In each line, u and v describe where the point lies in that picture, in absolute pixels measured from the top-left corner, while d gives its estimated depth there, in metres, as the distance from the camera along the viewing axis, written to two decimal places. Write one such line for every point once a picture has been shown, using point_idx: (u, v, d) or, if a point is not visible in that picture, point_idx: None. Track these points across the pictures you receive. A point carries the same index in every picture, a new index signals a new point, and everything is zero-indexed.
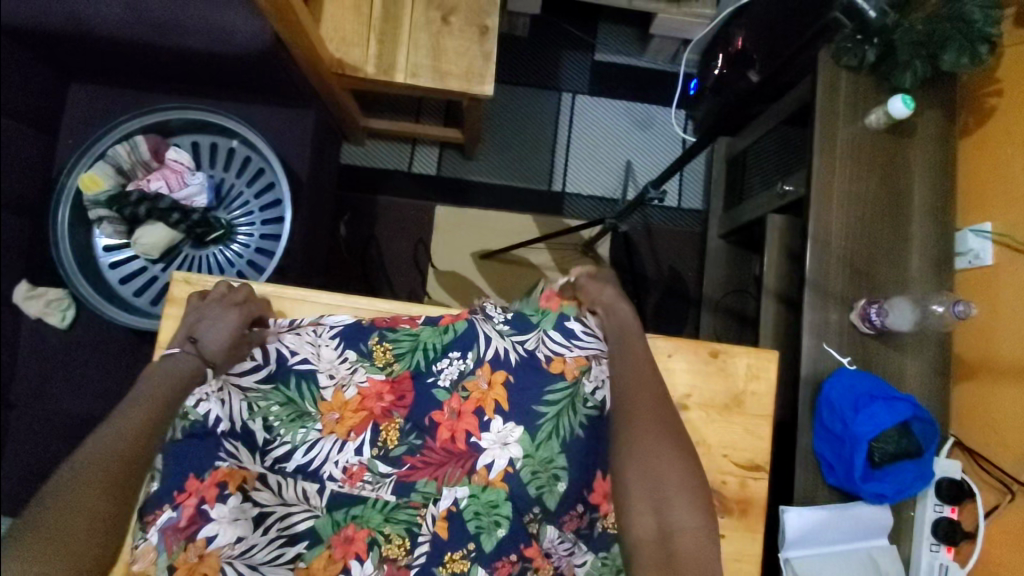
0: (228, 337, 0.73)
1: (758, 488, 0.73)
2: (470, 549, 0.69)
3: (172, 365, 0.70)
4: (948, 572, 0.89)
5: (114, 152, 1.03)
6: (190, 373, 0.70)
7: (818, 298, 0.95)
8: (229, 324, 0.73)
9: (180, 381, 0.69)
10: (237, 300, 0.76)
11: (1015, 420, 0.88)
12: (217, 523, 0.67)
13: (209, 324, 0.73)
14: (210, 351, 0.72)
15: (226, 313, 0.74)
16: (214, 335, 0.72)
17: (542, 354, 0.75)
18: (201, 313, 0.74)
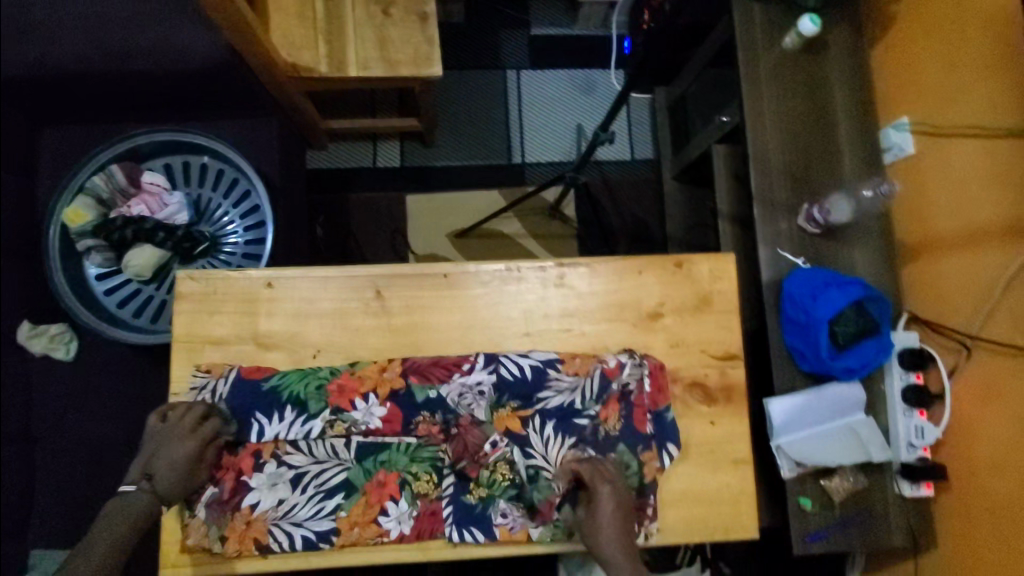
0: (180, 476, 0.70)
1: (737, 375, 0.81)
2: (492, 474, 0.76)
3: (128, 505, 0.68)
4: (925, 433, 0.97)
5: (92, 184, 1.07)
6: (148, 510, 0.69)
7: (767, 209, 1.04)
8: (180, 461, 0.69)
9: (138, 521, 0.68)
10: (187, 429, 0.70)
11: (958, 284, 0.97)
12: (258, 491, 0.73)
13: (161, 462, 0.69)
14: (162, 493, 0.69)
15: (178, 447, 0.69)
16: (165, 478, 0.69)
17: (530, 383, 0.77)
18: (153, 449, 0.70)
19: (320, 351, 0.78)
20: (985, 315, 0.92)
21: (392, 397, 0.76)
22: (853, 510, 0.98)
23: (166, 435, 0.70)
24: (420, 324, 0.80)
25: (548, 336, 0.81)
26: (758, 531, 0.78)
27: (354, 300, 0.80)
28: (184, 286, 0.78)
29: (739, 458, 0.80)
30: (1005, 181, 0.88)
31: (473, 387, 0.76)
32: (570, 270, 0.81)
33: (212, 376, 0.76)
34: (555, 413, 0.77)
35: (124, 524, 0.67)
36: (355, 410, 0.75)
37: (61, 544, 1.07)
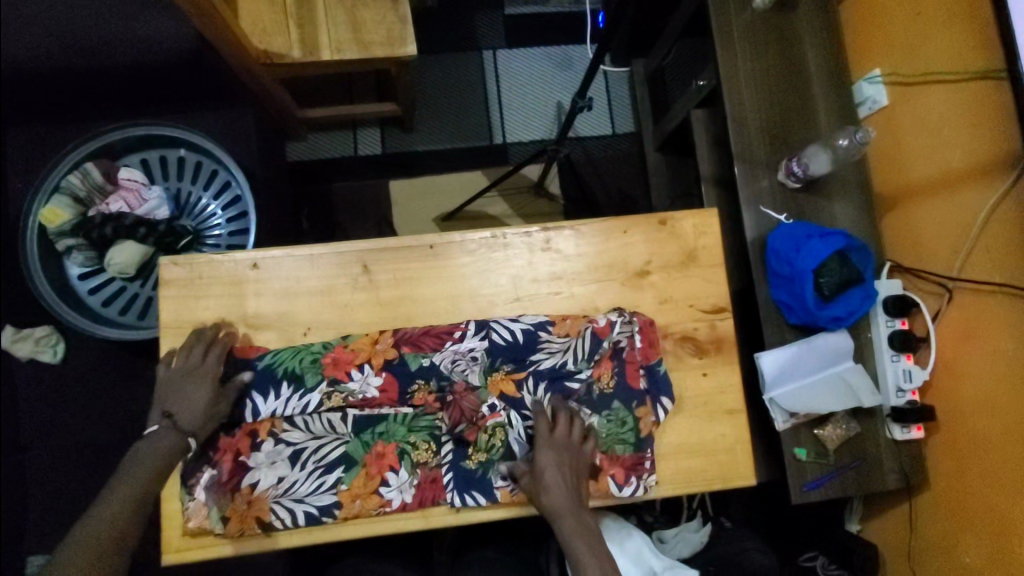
0: (202, 406, 0.71)
1: (726, 327, 0.82)
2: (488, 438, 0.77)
3: (152, 443, 0.68)
4: (913, 376, 0.99)
5: (68, 183, 1.05)
6: (173, 446, 0.69)
7: (747, 168, 1.05)
8: (201, 387, 0.71)
9: (164, 455, 0.68)
10: (199, 361, 0.73)
11: (936, 229, 0.98)
12: (257, 470, 0.73)
13: (179, 393, 0.71)
14: (186, 423, 0.70)
15: (194, 376, 0.72)
16: (187, 408, 0.70)
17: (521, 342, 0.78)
18: (170, 387, 0.71)
19: (310, 329, 0.78)
20: (964, 256, 0.93)
21: (387, 367, 0.76)
22: (847, 457, 1.00)
23: (179, 373, 0.72)
24: (409, 296, 0.80)
25: (538, 300, 0.81)
26: (754, 478, 0.79)
27: (342, 276, 0.79)
28: (168, 272, 0.78)
29: (733, 407, 0.81)
30: (975, 122, 0.90)
31: (466, 353, 0.77)
32: (556, 233, 0.82)
33: (197, 354, 0.76)
34: (547, 374, 0.78)
35: (147, 468, 0.66)
36: (351, 381, 0.75)
37: (60, 549, 1.06)
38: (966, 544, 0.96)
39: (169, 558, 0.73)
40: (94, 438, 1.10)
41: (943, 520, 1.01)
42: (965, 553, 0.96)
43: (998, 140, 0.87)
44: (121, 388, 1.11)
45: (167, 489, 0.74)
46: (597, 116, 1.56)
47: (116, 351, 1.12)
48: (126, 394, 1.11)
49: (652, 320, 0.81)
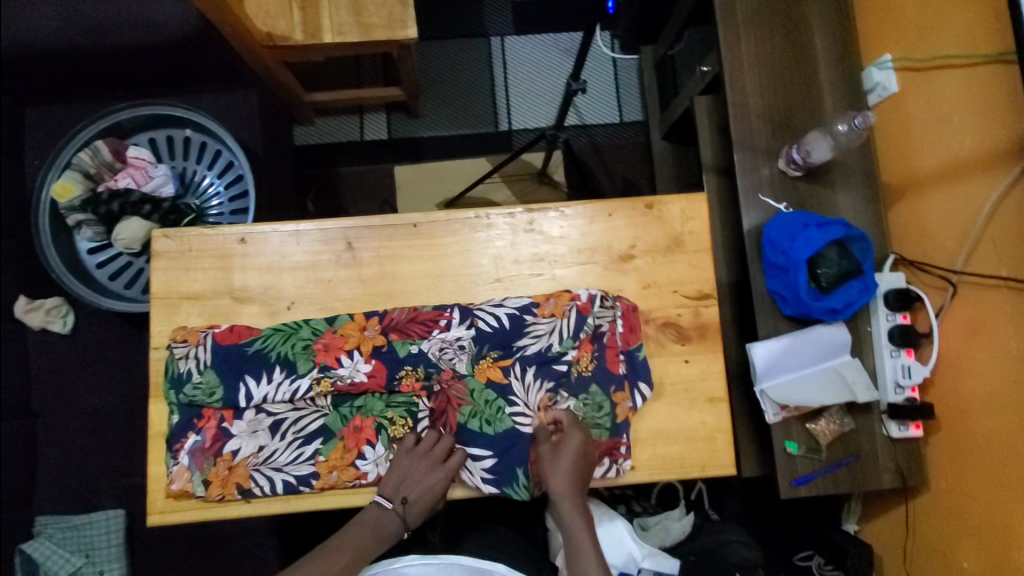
0: (433, 503, 0.76)
1: (711, 314, 0.81)
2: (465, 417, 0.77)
3: (379, 526, 0.74)
4: (911, 372, 0.96)
5: (78, 160, 1.10)
6: (392, 532, 0.75)
7: (747, 155, 1.02)
8: (435, 491, 0.75)
9: (383, 538, 0.74)
10: (441, 457, 0.75)
11: (942, 222, 0.95)
12: (239, 438, 0.75)
13: (424, 484, 0.74)
14: (411, 516, 0.75)
15: (435, 474, 0.74)
16: (421, 504, 0.75)
17: (507, 328, 0.77)
18: (408, 472, 0.75)
19: (293, 303, 0.80)
20: (969, 250, 0.90)
21: (376, 353, 0.77)
22: (840, 452, 0.98)
23: (415, 462, 0.75)
24: (391, 274, 0.81)
25: (520, 281, 0.81)
26: (733, 467, 0.78)
27: (327, 252, 0.81)
28: (159, 243, 0.80)
29: (714, 395, 0.80)
30: (985, 111, 0.86)
31: (450, 342, 0.77)
32: (540, 215, 0.82)
33: (190, 345, 0.77)
34: (534, 358, 0.77)
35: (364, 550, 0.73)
36: (340, 367, 0.76)
37: (67, 510, 1.11)
38: (962, 547, 0.93)
39: (152, 520, 0.76)
40: (100, 407, 1.14)
41: (937, 521, 0.98)
42: (961, 555, 0.93)
43: (1005, 130, 0.83)
44: (126, 359, 1.15)
45: (152, 452, 0.76)
46: (604, 104, 1.54)
47: (122, 323, 1.16)
48: (131, 365, 1.15)
49: (634, 305, 0.80)
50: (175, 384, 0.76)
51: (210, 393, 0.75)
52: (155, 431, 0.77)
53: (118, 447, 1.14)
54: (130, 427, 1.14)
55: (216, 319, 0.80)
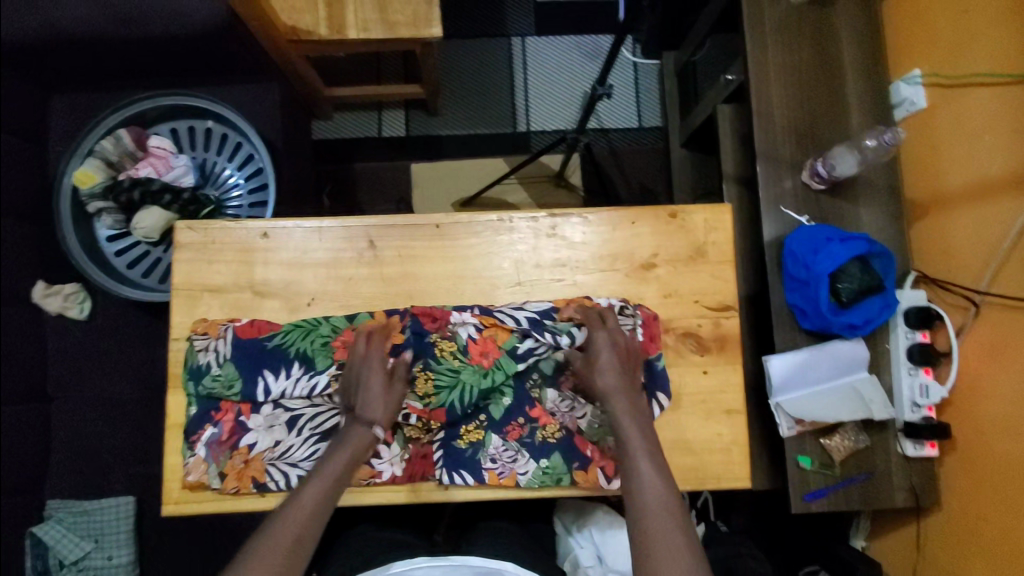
0: (383, 398, 0.71)
1: (731, 326, 0.81)
2: (482, 419, 0.77)
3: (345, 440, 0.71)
4: (929, 391, 0.95)
5: (101, 147, 1.11)
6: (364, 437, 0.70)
7: (771, 166, 1.01)
8: (372, 384, 0.71)
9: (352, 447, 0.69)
10: (366, 352, 0.73)
11: (966, 241, 0.94)
12: (255, 432, 0.75)
13: (359, 383, 0.72)
14: (370, 415, 0.71)
15: (368, 368, 0.72)
16: (370, 403, 0.71)
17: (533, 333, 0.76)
18: (349, 382, 0.73)
19: (314, 300, 0.80)
20: (993, 271, 0.89)
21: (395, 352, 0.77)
22: (854, 469, 0.97)
23: (351, 368, 0.73)
24: (412, 273, 0.81)
25: (540, 286, 0.81)
26: (748, 480, 0.78)
27: (349, 250, 0.81)
28: (182, 235, 0.80)
29: (732, 407, 0.79)
30: (1016, 130, 0.85)
31: (468, 343, 0.76)
32: (563, 220, 0.81)
33: (211, 337, 0.77)
34: (551, 363, 0.78)
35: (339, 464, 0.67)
36: None
37: (77, 495, 1.12)
38: (973, 570, 0.92)
39: (167, 509, 0.76)
40: (115, 394, 1.15)
41: (949, 541, 0.98)
42: None
43: None
44: (141, 347, 1.16)
45: (169, 443, 0.77)
46: (623, 108, 1.54)
47: (137, 311, 1.17)
48: (146, 353, 1.16)
49: (654, 313, 0.80)
50: (194, 376, 0.76)
51: (229, 386, 0.75)
52: (172, 422, 0.77)
53: (130, 433, 1.14)
54: (143, 415, 1.15)
55: (236, 312, 0.80)
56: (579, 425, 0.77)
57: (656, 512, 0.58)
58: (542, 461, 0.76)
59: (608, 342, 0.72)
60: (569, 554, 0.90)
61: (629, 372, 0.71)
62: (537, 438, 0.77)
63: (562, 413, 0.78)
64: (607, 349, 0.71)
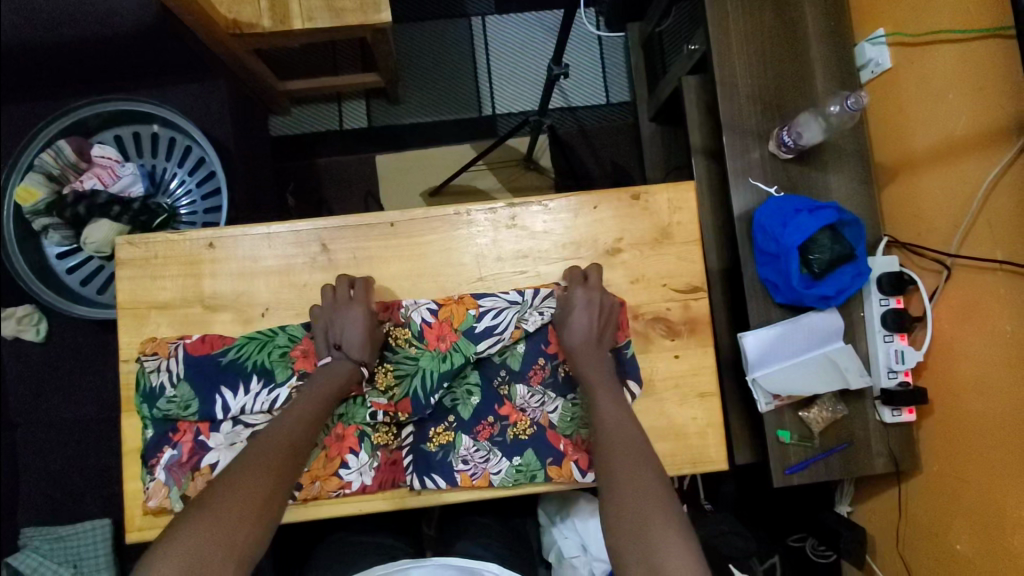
0: (367, 339, 0.73)
1: (701, 307, 0.79)
2: (451, 421, 0.76)
3: (331, 372, 0.71)
4: (905, 357, 0.94)
5: (41, 160, 1.04)
6: (348, 376, 0.71)
7: (736, 138, 0.99)
8: (358, 325, 0.72)
9: (337, 385, 0.70)
10: (350, 295, 0.74)
11: (937, 202, 0.92)
12: (217, 451, 0.72)
13: (348, 326, 0.72)
14: (355, 352, 0.72)
15: (352, 308, 0.73)
16: (353, 340, 0.72)
17: (502, 325, 0.75)
18: (327, 318, 0.73)
19: (267, 310, 0.76)
20: (964, 233, 0.88)
21: None
22: (834, 439, 0.97)
23: (332, 308, 0.73)
24: (368, 275, 0.77)
25: (503, 279, 0.78)
26: (725, 463, 0.77)
27: (300, 255, 0.77)
28: (123, 251, 0.76)
29: (705, 389, 0.78)
30: (984, 86, 0.82)
31: (422, 326, 0.76)
32: (522, 210, 0.78)
33: (162, 357, 0.74)
34: (517, 357, 0.77)
35: (315, 401, 0.68)
36: None
37: (51, 521, 1.09)
38: (957, 530, 0.94)
39: (132, 537, 0.73)
40: (80, 417, 1.11)
41: (932, 504, 0.98)
42: (955, 539, 0.94)
43: (1001, 107, 0.80)
44: (102, 366, 1.12)
45: (127, 469, 0.74)
46: (590, 85, 1.49)
47: (96, 329, 1.12)
48: (107, 371, 1.12)
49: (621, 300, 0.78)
50: (148, 399, 0.73)
51: (185, 406, 0.72)
52: (129, 447, 0.75)
53: (99, 455, 1.11)
54: (111, 436, 1.12)
55: (187, 328, 0.76)
56: (550, 418, 0.76)
57: (621, 444, 0.64)
58: (515, 459, 0.74)
59: (582, 301, 0.73)
60: (554, 544, 0.89)
61: (603, 322, 0.74)
62: (507, 437, 0.75)
63: (531, 410, 0.76)
64: (581, 307, 0.73)
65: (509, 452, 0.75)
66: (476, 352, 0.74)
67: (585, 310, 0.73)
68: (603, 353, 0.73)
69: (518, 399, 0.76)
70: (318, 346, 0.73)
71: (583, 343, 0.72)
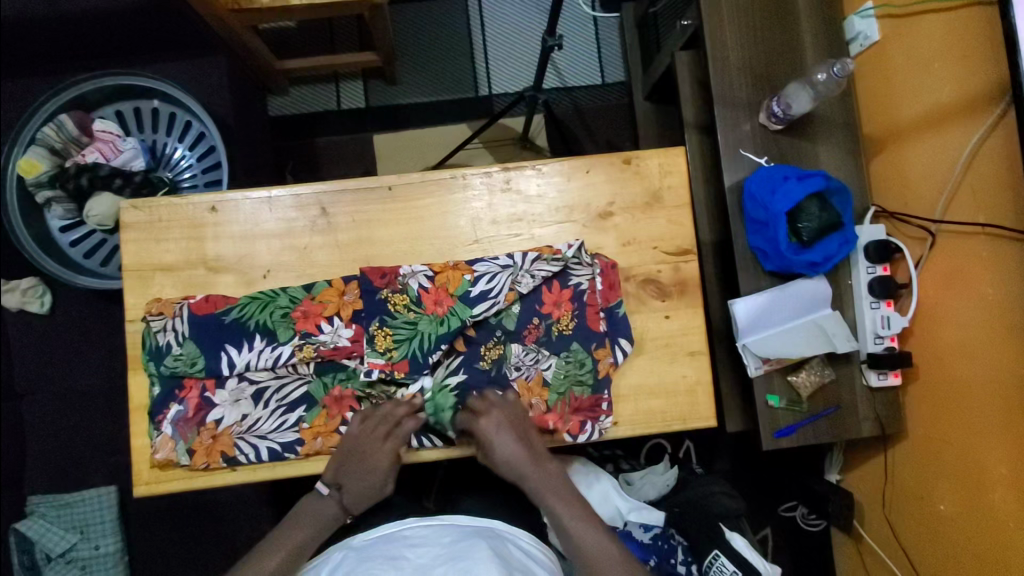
0: (371, 493, 0.77)
1: (690, 270, 0.81)
2: (424, 438, 0.77)
3: (320, 509, 0.76)
4: (890, 322, 0.97)
5: (43, 134, 1.06)
6: (331, 516, 0.77)
7: (727, 110, 1.01)
8: (372, 477, 0.76)
9: (322, 525, 0.76)
10: (380, 436, 0.75)
11: (923, 172, 0.94)
12: (222, 407, 0.75)
13: (360, 469, 0.75)
14: (352, 500, 0.77)
15: (372, 458, 0.75)
16: (357, 491, 0.76)
17: (498, 288, 0.77)
18: (345, 453, 0.75)
19: (269, 271, 0.78)
20: (947, 198, 0.90)
21: (356, 317, 0.77)
22: (821, 404, 0.99)
23: (357, 442, 0.75)
24: (367, 238, 0.79)
25: (498, 243, 0.80)
26: (714, 420, 0.80)
27: (300, 218, 0.79)
28: (127, 215, 0.78)
29: (695, 349, 0.80)
30: (966, 54, 0.85)
31: (419, 290, 0.77)
32: (517, 174, 0.80)
33: (166, 317, 0.76)
34: (512, 318, 0.78)
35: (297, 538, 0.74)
36: (321, 334, 0.76)
37: (58, 489, 1.12)
38: (940, 491, 0.97)
39: (139, 490, 0.76)
40: (85, 387, 1.14)
41: (917, 467, 1.01)
42: (939, 499, 0.97)
43: (985, 75, 0.82)
44: (106, 337, 1.14)
45: (134, 425, 0.76)
46: (585, 66, 1.51)
47: (100, 302, 1.14)
48: (114, 343, 1.14)
49: (612, 263, 0.80)
50: (154, 357, 0.76)
51: (191, 363, 0.75)
52: (136, 404, 0.77)
53: (104, 425, 1.14)
54: (115, 406, 1.14)
55: (191, 289, 0.78)
56: (544, 376, 0.78)
57: (596, 552, 0.71)
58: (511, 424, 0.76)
59: (500, 425, 0.75)
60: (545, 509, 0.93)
61: (524, 431, 0.76)
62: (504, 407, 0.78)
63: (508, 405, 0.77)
64: (499, 431, 0.74)
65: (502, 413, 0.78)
66: (473, 316, 0.76)
67: (502, 424, 0.75)
68: (542, 465, 0.76)
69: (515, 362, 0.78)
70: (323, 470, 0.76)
71: (518, 462, 0.75)
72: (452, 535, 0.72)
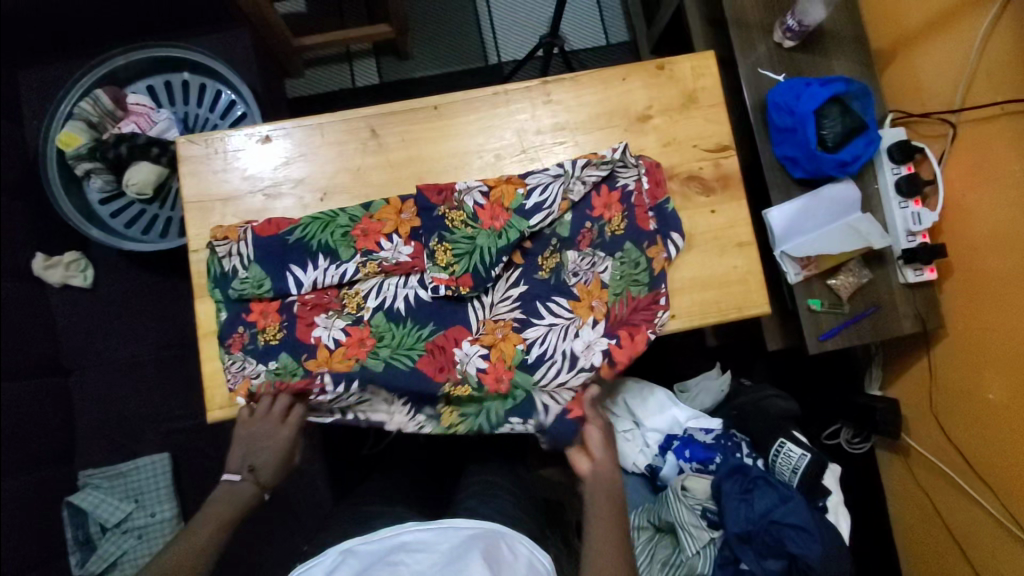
0: (281, 463, 0.77)
1: (730, 165, 0.84)
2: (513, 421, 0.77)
3: (235, 492, 0.74)
4: (922, 218, 1.00)
5: (80, 109, 1.09)
6: (248, 498, 0.74)
7: (743, 32, 1.05)
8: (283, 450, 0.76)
9: (241, 505, 0.73)
10: (280, 417, 0.75)
11: (937, 71, 0.99)
12: (289, 328, 0.76)
13: (269, 446, 0.75)
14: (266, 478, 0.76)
15: (278, 434, 0.75)
16: (269, 468, 0.76)
17: (555, 195, 0.79)
18: (248, 439, 0.76)
19: (326, 194, 0.81)
20: (965, 90, 0.94)
21: (414, 234, 0.79)
22: (861, 305, 1.01)
23: (261, 425, 0.75)
24: (419, 156, 0.82)
25: (545, 152, 0.83)
26: (767, 305, 0.82)
27: (352, 142, 0.82)
28: (187, 149, 0.81)
29: (743, 240, 0.83)
30: None
31: (476, 205, 0.79)
32: (556, 86, 0.84)
33: (231, 241, 0.78)
34: (565, 222, 0.80)
35: (219, 521, 0.69)
36: (382, 250, 0.78)
37: (110, 462, 1.13)
38: (988, 381, 0.97)
39: (214, 414, 0.78)
40: (134, 358, 1.16)
41: (961, 362, 1.03)
42: (988, 389, 0.97)
43: None
44: (152, 309, 1.17)
45: (205, 349, 0.78)
46: (590, 27, 1.54)
47: (150, 276, 1.18)
48: (163, 316, 1.17)
49: (656, 163, 0.83)
50: (221, 283, 0.77)
51: (258, 285, 0.76)
52: (206, 330, 0.79)
53: (153, 395, 1.15)
54: (164, 376, 1.16)
55: (251, 217, 0.80)
56: (602, 279, 0.79)
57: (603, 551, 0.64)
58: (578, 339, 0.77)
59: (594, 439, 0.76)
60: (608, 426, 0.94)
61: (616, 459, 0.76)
62: (567, 314, 0.78)
63: (580, 353, 0.77)
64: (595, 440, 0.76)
65: (565, 320, 0.78)
66: (531, 226, 0.78)
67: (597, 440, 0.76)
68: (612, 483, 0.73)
69: (573, 270, 0.79)
70: (230, 459, 0.76)
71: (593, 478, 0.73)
72: (454, 542, 0.64)
